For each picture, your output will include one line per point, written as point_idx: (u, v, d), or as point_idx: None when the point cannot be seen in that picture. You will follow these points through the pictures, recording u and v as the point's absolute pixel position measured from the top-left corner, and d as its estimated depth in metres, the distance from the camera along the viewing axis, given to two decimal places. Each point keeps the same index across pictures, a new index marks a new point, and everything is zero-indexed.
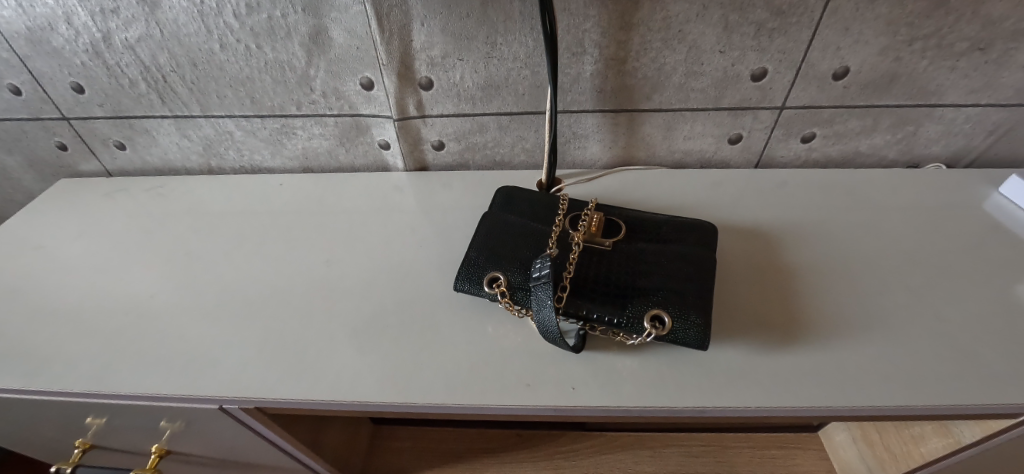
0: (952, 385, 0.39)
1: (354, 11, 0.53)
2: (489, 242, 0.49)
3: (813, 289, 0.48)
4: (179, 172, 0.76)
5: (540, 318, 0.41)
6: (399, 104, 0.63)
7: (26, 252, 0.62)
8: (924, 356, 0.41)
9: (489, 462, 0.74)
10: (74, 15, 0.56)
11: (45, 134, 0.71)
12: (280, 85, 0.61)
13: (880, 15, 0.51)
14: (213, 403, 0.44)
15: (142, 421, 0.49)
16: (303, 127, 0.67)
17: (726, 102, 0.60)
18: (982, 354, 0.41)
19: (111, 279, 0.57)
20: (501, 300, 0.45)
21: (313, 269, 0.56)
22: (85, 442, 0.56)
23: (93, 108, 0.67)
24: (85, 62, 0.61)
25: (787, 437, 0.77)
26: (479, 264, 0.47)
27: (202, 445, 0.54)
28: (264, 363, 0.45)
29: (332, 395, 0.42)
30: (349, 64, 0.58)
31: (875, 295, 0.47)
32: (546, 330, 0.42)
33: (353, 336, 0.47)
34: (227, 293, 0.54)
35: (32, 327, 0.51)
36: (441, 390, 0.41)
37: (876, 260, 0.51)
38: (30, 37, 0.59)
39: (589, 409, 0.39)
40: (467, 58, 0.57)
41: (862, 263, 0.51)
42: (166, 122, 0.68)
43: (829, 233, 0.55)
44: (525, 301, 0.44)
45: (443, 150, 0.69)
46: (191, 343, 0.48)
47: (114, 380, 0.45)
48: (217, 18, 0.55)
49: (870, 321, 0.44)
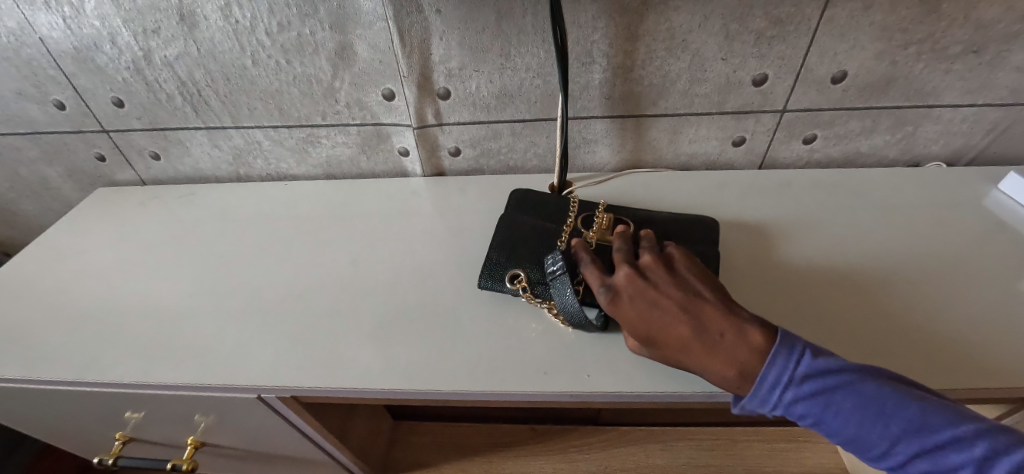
0: (971, 368, 0.41)
1: (378, 28, 0.57)
2: (507, 243, 0.52)
3: (835, 285, 0.50)
4: (210, 180, 0.80)
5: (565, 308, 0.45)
6: (418, 113, 0.66)
7: (71, 256, 0.67)
8: (896, 348, 0.43)
9: (505, 456, 0.76)
10: (119, 36, 0.60)
11: (85, 146, 0.76)
12: (307, 97, 0.65)
13: (873, 22, 0.53)
14: (251, 392, 0.47)
15: (180, 412, 0.53)
16: (327, 136, 0.70)
17: (729, 106, 0.63)
18: (950, 338, 0.44)
19: (149, 281, 0.61)
20: (524, 295, 0.48)
21: (340, 269, 0.59)
22: (125, 433, 0.60)
23: (131, 121, 0.71)
24: (126, 78, 0.65)
25: (797, 430, 0.78)
26: (500, 262, 0.51)
27: (235, 437, 0.57)
28: (297, 356, 0.48)
29: (362, 383, 0.45)
30: (372, 77, 0.62)
31: (846, 298, 0.49)
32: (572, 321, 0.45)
33: (379, 330, 0.50)
34: (258, 292, 0.57)
35: (78, 327, 0.55)
36: (464, 378, 0.44)
37: (847, 259, 0.53)
38: (76, 55, 0.63)
39: (603, 394, 0.42)
40: (483, 69, 0.60)
41: (881, 259, 0.53)
42: (199, 132, 0.72)
43: (802, 238, 0.56)
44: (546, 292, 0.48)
45: (459, 156, 0.72)
46: (226, 341, 0.51)
47: (160, 371, 0.49)
48: (251, 36, 0.59)
49: (844, 321, 0.46)
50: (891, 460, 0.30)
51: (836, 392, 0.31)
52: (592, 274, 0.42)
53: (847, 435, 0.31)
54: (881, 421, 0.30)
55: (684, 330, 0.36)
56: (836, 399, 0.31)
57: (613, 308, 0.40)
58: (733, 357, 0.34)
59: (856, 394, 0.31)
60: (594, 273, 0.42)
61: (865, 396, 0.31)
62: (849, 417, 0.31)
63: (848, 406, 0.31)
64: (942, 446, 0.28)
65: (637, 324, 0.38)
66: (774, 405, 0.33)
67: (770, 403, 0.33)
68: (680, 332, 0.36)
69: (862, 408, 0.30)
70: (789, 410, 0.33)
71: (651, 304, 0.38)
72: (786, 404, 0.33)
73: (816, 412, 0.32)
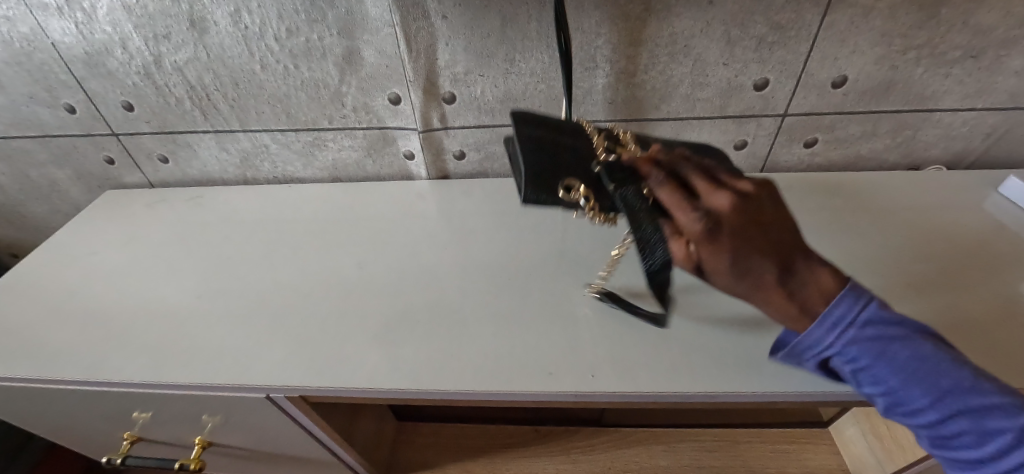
0: None
1: (385, 33, 0.58)
2: (542, 161, 0.42)
3: None
4: (217, 183, 0.81)
5: (641, 218, 0.35)
6: (424, 117, 0.67)
7: (81, 257, 0.68)
8: None
9: (509, 456, 0.77)
10: (130, 41, 0.62)
11: (94, 149, 0.77)
12: (314, 101, 0.66)
13: (873, 27, 0.54)
14: (260, 391, 0.48)
15: (188, 412, 0.53)
16: (333, 139, 0.71)
17: (730, 110, 0.64)
18: None
19: (157, 282, 0.62)
20: (586, 205, 0.40)
21: (346, 270, 0.60)
22: (133, 433, 0.60)
23: (141, 125, 0.72)
24: (136, 82, 0.66)
25: (799, 432, 0.79)
26: (547, 186, 0.40)
27: (242, 437, 0.58)
28: (305, 357, 0.49)
29: (369, 383, 0.45)
30: (378, 81, 0.63)
31: None
32: (650, 242, 0.35)
33: (386, 331, 0.51)
34: (265, 293, 0.58)
35: (89, 327, 0.56)
36: (470, 377, 0.45)
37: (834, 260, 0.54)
38: (87, 60, 0.64)
39: (607, 393, 0.42)
40: (488, 74, 0.61)
41: (882, 261, 0.53)
42: (207, 136, 0.73)
43: None
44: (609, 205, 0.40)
45: (463, 159, 0.73)
46: (235, 342, 0.52)
47: (169, 370, 0.49)
48: (260, 42, 0.60)
49: None
50: (928, 418, 0.29)
51: (899, 345, 0.30)
52: (676, 202, 0.32)
53: (890, 387, 0.30)
54: (933, 376, 0.29)
55: (761, 262, 0.31)
56: (893, 350, 0.30)
57: (701, 242, 0.31)
58: (804, 294, 0.32)
59: (915, 350, 0.30)
60: (678, 200, 0.32)
61: (924, 351, 0.30)
62: (898, 368, 0.30)
63: (904, 357, 0.30)
64: (990, 409, 0.27)
65: (727, 256, 0.30)
66: (825, 345, 0.33)
67: (823, 341, 0.33)
68: (758, 266, 0.31)
69: (915, 362, 0.30)
70: (842, 351, 0.32)
71: (746, 234, 0.30)
72: (840, 344, 0.32)
73: (866, 357, 0.31)
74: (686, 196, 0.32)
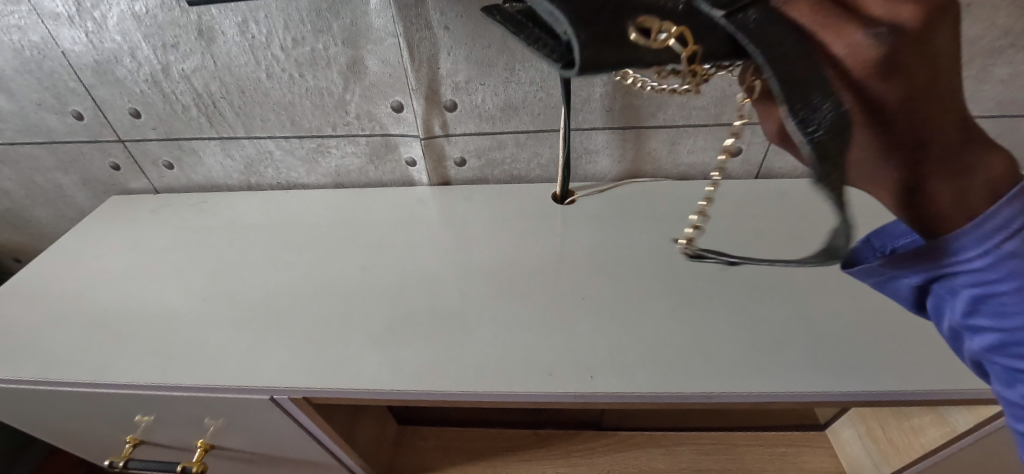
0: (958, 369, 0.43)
1: (388, 43, 0.59)
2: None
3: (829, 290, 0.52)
4: (220, 188, 0.82)
5: (779, 43, 0.21)
6: (425, 124, 0.68)
7: (87, 261, 0.69)
8: (887, 351, 0.45)
9: (509, 460, 0.77)
10: (139, 50, 0.63)
11: (101, 155, 0.78)
12: (318, 108, 0.68)
13: None
14: (264, 393, 0.48)
15: (191, 415, 0.54)
16: (337, 146, 0.73)
17: (725, 118, 0.65)
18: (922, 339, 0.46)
19: (162, 286, 0.63)
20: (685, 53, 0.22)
21: (349, 274, 0.61)
22: (136, 436, 0.61)
23: (147, 131, 0.74)
24: (144, 90, 0.68)
25: (795, 435, 0.79)
26: (614, 31, 0.22)
27: (244, 440, 0.58)
28: (309, 359, 0.50)
29: (372, 385, 0.46)
30: (382, 90, 0.64)
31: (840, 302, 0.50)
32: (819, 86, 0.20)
33: (388, 333, 0.52)
34: (269, 297, 0.59)
35: (94, 331, 0.57)
36: (471, 379, 0.45)
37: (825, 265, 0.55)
38: (96, 68, 0.66)
39: (605, 394, 0.43)
40: (488, 82, 0.63)
41: None
42: (213, 142, 0.74)
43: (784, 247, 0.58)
44: (720, 45, 0.23)
45: (464, 166, 0.74)
46: (239, 345, 0.53)
47: (174, 373, 0.50)
48: (266, 51, 0.62)
49: (823, 325, 0.48)
50: None
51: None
52: (831, 23, 0.21)
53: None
54: None
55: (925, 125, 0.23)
56: None
57: (874, 80, 0.21)
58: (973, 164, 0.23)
59: None
60: (837, 20, 0.21)
61: None
62: None
63: None
64: None
65: (896, 107, 0.22)
66: (972, 261, 0.25)
67: (970, 256, 0.25)
68: (923, 125, 0.23)
69: None
70: (984, 270, 0.25)
71: (925, 68, 0.21)
72: (991, 261, 0.24)
73: (1021, 279, 0.24)
74: (840, 12, 0.21)
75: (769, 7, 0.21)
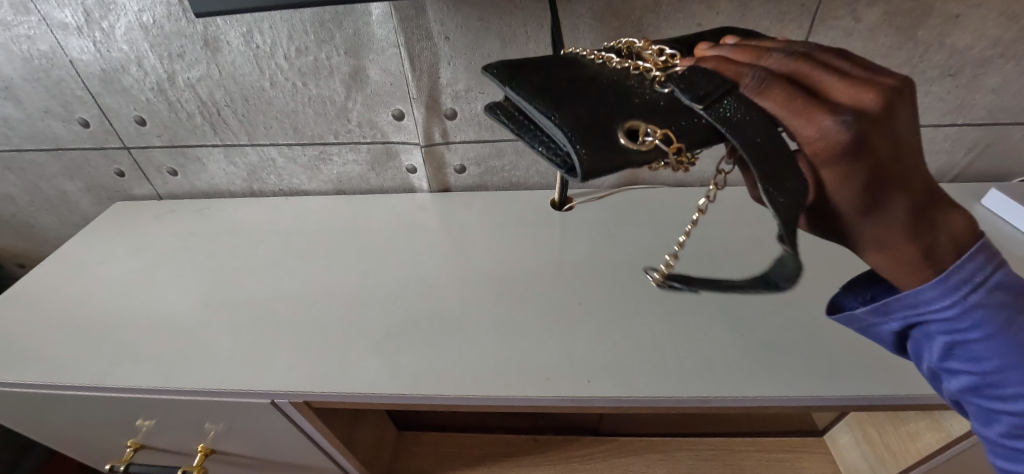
0: None
1: (390, 53, 0.61)
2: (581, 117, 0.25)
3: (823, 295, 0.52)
4: (223, 195, 0.83)
5: (750, 132, 0.23)
6: (426, 132, 0.70)
7: (91, 267, 0.69)
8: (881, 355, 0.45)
9: (508, 466, 0.77)
10: (145, 59, 0.64)
11: (106, 162, 0.79)
12: (321, 116, 0.69)
13: (854, 48, 0.57)
14: (266, 397, 0.49)
15: (192, 419, 0.54)
16: (339, 153, 0.74)
17: None
18: None
19: (165, 291, 0.63)
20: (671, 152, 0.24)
21: (350, 280, 0.62)
22: (136, 440, 0.61)
23: (152, 139, 0.75)
24: (150, 98, 0.69)
25: (794, 441, 0.79)
26: (602, 143, 0.24)
27: (244, 444, 0.58)
28: (310, 363, 0.50)
29: (372, 389, 0.47)
30: (383, 98, 0.66)
31: None
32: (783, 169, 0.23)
33: (389, 338, 0.52)
34: (271, 302, 0.60)
35: (97, 335, 0.57)
36: (470, 383, 0.46)
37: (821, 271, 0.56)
38: (103, 77, 0.67)
39: (602, 398, 0.44)
40: (488, 91, 0.64)
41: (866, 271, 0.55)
42: (216, 149, 0.75)
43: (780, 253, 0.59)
44: (702, 137, 0.24)
45: (464, 173, 0.75)
46: (240, 350, 0.53)
47: (176, 377, 0.51)
48: (270, 60, 0.63)
49: (818, 330, 0.48)
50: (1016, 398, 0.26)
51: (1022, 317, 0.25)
52: (799, 109, 0.23)
53: (998, 363, 0.25)
54: None
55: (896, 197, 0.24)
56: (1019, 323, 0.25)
57: (833, 163, 0.23)
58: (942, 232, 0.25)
59: None
60: (806, 106, 0.23)
61: None
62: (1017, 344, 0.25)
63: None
64: None
65: (856, 185, 0.24)
66: (944, 308, 0.25)
67: (940, 302, 0.25)
68: (894, 202, 0.24)
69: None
70: (956, 318, 0.25)
71: (887, 146, 0.23)
72: (960, 309, 0.25)
73: (988, 328, 0.25)
74: (811, 100, 0.23)
75: (743, 96, 0.24)
